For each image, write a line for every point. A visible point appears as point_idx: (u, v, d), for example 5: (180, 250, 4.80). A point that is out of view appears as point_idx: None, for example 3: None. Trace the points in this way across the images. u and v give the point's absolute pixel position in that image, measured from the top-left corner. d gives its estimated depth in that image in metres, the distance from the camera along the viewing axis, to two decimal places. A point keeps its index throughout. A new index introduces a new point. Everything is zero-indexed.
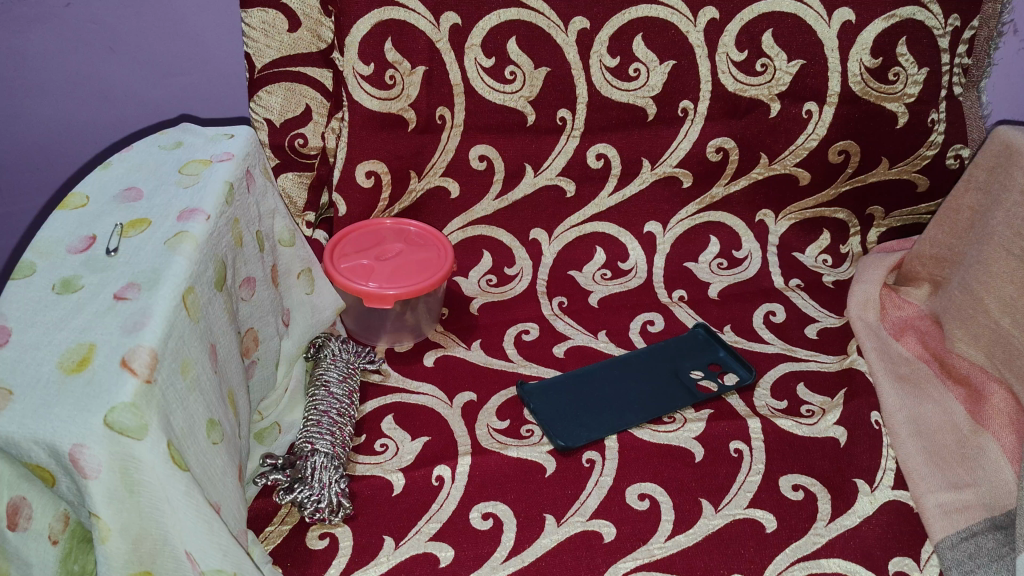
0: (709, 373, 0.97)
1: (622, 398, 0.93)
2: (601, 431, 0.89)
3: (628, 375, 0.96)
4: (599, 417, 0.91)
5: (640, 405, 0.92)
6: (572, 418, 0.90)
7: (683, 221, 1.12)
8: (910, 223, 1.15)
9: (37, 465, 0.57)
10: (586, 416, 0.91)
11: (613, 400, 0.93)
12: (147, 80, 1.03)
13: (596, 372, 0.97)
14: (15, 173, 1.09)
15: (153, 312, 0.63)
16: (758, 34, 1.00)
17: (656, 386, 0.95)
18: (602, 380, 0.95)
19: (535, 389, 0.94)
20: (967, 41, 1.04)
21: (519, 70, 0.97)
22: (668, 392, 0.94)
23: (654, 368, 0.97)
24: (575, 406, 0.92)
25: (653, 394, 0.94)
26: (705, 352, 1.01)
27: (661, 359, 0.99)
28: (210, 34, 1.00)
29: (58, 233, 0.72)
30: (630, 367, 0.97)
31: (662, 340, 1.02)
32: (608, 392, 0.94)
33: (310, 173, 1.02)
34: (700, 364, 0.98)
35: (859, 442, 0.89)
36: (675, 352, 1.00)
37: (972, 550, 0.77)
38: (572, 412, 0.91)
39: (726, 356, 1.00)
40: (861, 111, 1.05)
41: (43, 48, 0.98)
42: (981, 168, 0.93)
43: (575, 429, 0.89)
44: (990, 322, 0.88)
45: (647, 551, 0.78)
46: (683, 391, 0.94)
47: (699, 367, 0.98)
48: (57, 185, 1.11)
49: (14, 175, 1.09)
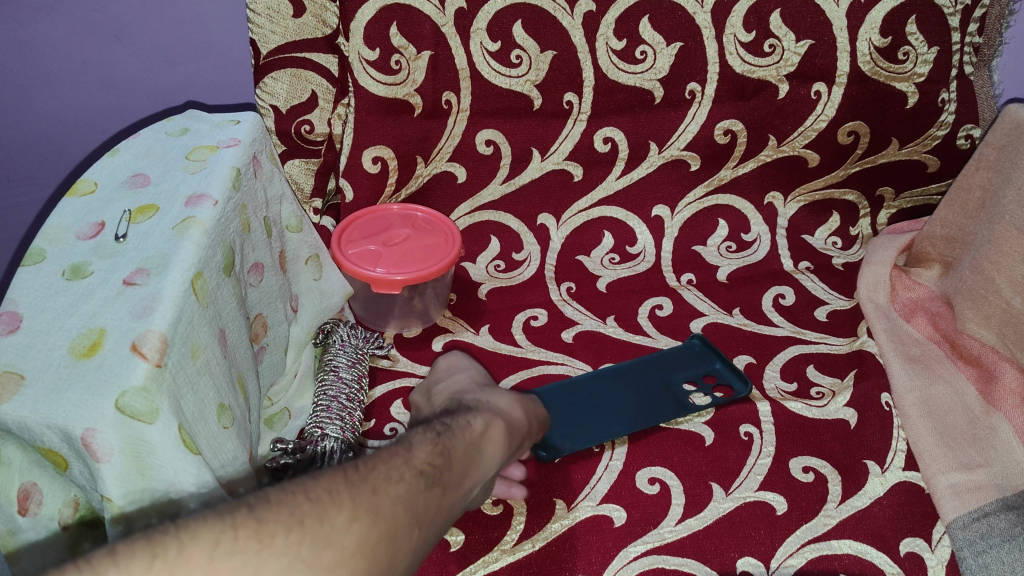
0: (704, 385, 0.93)
1: (645, 395, 0.91)
2: (624, 428, 0.87)
3: (649, 372, 0.94)
4: (622, 414, 0.88)
5: (631, 416, 0.88)
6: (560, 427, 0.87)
7: (691, 205, 1.11)
8: (920, 204, 1.15)
9: (49, 450, 0.57)
10: (574, 425, 0.87)
11: (635, 396, 0.91)
12: (153, 68, 1.04)
13: (583, 381, 0.93)
14: (23, 163, 1.10)
15: (162, 296, 0.63)
16: (765, 15, 0.99)
17: (647, 396, 0.91)
18: (590, 389, 0.91)
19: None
20: (978, 20, 1.02)
21: (525, 54, 0.97)
22: (665, 400, 0.90)
23: (674, 366, 0.95)
24: (559, 415, 0.88)
25: (646, 406, 0.89)
26: (700, 363, 0.96)
27: (651, 368, 0.94)
28: (216, 22, 1.00)
29: (66, 220, 0.72)
30: (620, 377, 0.93)
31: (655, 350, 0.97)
32: (613, 393, 0.91)
33: (316, 160, 1.03)
34: (694, 376, 0.94)
35: (869, 423, 0.89)
36: (668, 361, 0.95)
37: (984, 530, 0.77)
38: (559, 420, 0.88)
39: (723, 367, 0.95)
40: (870, 91, 1.04)
41: (49, 38, 0.99)
42: (991, 146, 0.92)
43: (565, 441, 0.86)
44: (1002, 300, 0.88)
45: (658, 534, 0.78)
46: (678, 403, 0.90)
47: (693, 380, 0.93)
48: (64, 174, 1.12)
49: (23, 165, 1.10)
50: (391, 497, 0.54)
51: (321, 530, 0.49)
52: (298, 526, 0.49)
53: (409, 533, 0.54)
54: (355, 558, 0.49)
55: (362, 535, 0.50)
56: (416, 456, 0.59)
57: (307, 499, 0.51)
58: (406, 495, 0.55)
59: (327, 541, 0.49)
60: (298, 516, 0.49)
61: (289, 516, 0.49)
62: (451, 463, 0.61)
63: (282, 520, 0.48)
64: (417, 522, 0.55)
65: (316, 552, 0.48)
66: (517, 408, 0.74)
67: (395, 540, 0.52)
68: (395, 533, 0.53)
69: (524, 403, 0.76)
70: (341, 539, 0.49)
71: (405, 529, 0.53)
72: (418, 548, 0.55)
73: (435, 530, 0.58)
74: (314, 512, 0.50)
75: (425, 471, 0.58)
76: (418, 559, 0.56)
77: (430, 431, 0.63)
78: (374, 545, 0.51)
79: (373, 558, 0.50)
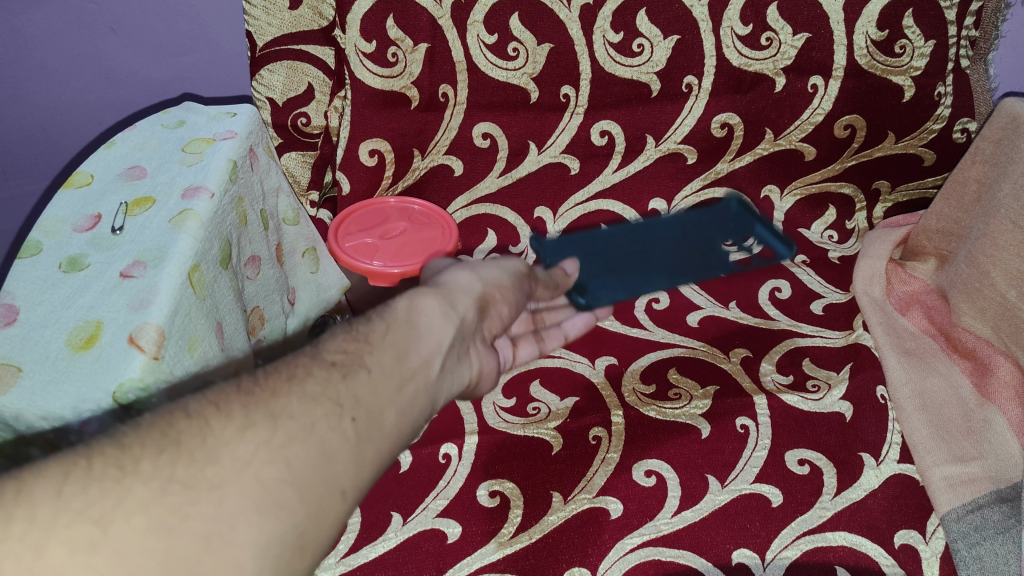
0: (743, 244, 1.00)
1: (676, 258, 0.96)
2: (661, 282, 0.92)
3: (676, 239, 0.99)
4: (656, 271, 0.94)
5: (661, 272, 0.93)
6: (588, 276, 0.93)
7: (688, 198, 1.13)
8: (916, 197, 1.14)
9: (47, 442, 0.58)
10: (601, 276, 0.93)
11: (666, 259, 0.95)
12: (148, 60, 1.06)
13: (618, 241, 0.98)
14: (24, 146, 1.13)
15: (159, 288, 0.63)
16: (762, 8, 0.98)
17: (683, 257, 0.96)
18: (620, 249, 0.96)
19: (549, 245, 0.96)
20: (974, 14, 1.01)
21: (521, 47, 0.97)
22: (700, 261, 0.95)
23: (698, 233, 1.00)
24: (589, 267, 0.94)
25: (679, 264, 0.94)
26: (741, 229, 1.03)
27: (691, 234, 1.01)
28: (211, 14, 1.02)
29: (63, 213, 0.73)
30: (649, 240, 0.99)
31: (695, 210, 1.05)
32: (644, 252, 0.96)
33: (313, 152, 1.03)
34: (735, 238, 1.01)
35: (864, 416, 0.89)
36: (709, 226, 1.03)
37: (978, 522, 0.77)
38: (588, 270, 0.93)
39: (758, 232, 1.02)
40: (866, 85, 1.04)
41: (45, 29, 1.01)
42: (988, 140, 0.90)
43: (594, 289, 0.91)
44: (997, 294, 0.88)
45: (654, 526, 0.78)
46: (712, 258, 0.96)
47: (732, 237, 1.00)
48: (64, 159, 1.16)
49: (27, 147, 1.13)
50: (295, 394, 0.50)
51: (203, 445, 0.45)
52: (172, 446, 0.44)
53: (340, 424, 0.50)
54: (261, 466, 0.45)
55: (259, 438, 0.46)
56: (325, 352, 0.55)
57: (184, 415, 0.46)
58: (322, 386, 0.52)
59: (211, 457, 0.44)
60: (172, 436, 0.45)
61: (165, 435, 0.45)
62: (376, 343, 0.57)
63: (155, 440, 0.44)
64: (348, 409, 0.51)
65: (198, 468, 0.44)
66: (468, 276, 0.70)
67: (309, 438, 0.48)
68: (313, 426, 0.49)
69: (481, 273, 0.71)
70: (232, 450, 0.45)
71: (330, 419, 0.50)
72: (363, 433, 0.51)
73: (389, 410, 0.54)
74: (196, 431, 0.46)
75: (338, 363, 0.54)
76: (372, 446, 0.51)
77: (349, 326, 0.59)
78: (279, 451, 0.46)
79: (286, 463, 0.46)
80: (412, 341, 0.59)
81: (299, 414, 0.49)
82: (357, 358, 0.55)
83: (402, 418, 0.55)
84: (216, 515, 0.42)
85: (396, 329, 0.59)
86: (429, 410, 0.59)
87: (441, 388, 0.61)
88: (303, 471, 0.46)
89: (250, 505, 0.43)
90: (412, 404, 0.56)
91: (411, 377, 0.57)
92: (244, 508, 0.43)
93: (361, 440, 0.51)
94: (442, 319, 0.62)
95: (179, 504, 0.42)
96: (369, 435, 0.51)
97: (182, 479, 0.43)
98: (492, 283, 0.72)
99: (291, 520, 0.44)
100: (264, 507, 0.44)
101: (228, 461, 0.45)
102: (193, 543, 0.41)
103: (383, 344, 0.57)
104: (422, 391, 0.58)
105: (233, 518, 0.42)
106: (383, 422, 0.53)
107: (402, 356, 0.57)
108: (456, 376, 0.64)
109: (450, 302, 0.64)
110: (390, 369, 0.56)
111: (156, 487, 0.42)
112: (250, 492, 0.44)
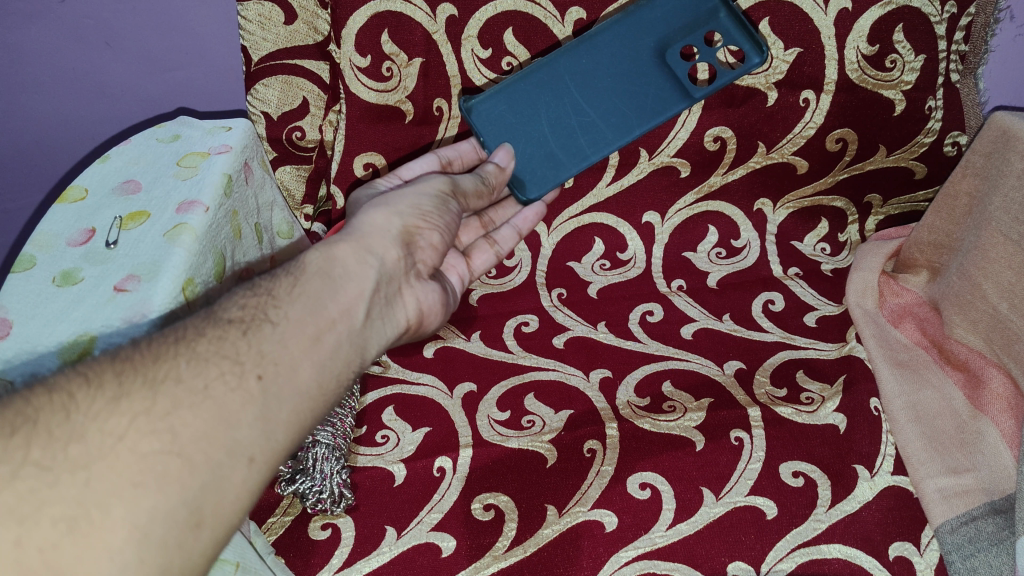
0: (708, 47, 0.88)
1: (626, 98, 0.90)
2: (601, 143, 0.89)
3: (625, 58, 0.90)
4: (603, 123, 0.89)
5: (602, 117, 0.89)
6: (524, 144, 0.90)
7: (682, 211, 1.14)
8: (907, 211, 1.15)
9: None
10: (539, 137, 0.90)
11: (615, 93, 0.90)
12: (141, 74, 1.13)
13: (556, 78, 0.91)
14: (29, 153, 1.20)
15: (153, 303, 0.63)
16: (755, 23, 0.99)
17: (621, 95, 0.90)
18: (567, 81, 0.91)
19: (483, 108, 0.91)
20: (963, 29, 1.01)
21: (515, 62, 0.98)
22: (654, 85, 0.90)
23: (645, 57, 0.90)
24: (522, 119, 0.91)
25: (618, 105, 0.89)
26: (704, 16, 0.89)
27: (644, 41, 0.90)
28: (205, 28, 1.08)
29: (58, 227, 0.73)
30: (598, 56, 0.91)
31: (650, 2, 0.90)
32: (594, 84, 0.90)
33: (306, 166, 1.05)
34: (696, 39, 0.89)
35: (859, 428, 0.88)
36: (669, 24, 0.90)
37: (972, 534, 0.77)
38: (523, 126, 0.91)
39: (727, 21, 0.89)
40: (858, 99, 1.04)
41: (40, 43, 1.07)
42: (979, 153, 0.91)
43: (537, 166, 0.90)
44: (989, 305, 0.88)
45: (649, 539, 0.78)
46: (659, 90, 0.90)
47: (694, 41, 0.89)
48: (68, 164, 1.23)
49: (34, 150, 1.20)
50: (182, 357, 0.52)
51: (66, 422, 0.47)
52: (26, 427, 0.47)
53: (242, 384, 0.53)
54: (138, 438, 0.48)
55: (133, 409, 0.49)
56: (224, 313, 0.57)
57: (45, 391, 0.49)
58: (218, 345, 0.54)
59: (74, 435, 0.47)
60: (30, 416, 0.47)
61: (23, 415, 0.47)
62: (281, 300, 0.59)
63: (11, 421, 0.47)
64: (251, 367, 0.54)
65: (60, 448, 0.46)
66: (384, 216, 0.71)
67: (198, 402, 0.51)
68: (206, 389, 0.51)
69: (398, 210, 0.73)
70: (99, 426, 0.48)
71: (229, 381, 0.53)
72: (271, 386, 0.54)
73: (305, 364, 0.57)
74: (57, 408, 0.48)
75: (238, 321, 0.57)
76: (281, 402, 0.55)
77: (260, 288, 0.60)
78: (159, 420, 0.49)
79: (169, 433, 0.49)
80: (324, 290, 0.61)
81: (186, 377, 0.51)
82: (261, 313, 0.58)
83: (320, 374, 0.58)
84: (80, 498, 0.45)
85: (305, 281, 0.62)
86: (358, 357, 0.63)
87: (368, 330, 0.64)
88: (186, 440, 0.49)
89: (125, 482, 0.46)
90: (334, 352, 0.60)
91: (328, 328, 0.60)
92: (115, 487, 0.46)
93: (266, 397, 0.54)
94: (356, 266, 0.65)
95: (35, 488, 0.45)
96: (277, 390, 0.55)
97: (39, 461, 0.46)
98: (411, 217, 0.73)
99: (181, 495, 0.48)
100: (139, 483, 0.47)
101: (95, 437, 0.47)
102: (55, 527, 0.44)
103: (290, 298, 0.60)
104: (344, 340, 0.61)
105: (105, 498, 0.46)
106: (297, 378, 0.56)
107: (313, 309, 0.60)
108: (384, 319, 0.67)
109: (366, 249, 0.67)
110: (301, 320, 0.58)
111: (6, 471, 0.45)
112: (122, 467, 0.47)
